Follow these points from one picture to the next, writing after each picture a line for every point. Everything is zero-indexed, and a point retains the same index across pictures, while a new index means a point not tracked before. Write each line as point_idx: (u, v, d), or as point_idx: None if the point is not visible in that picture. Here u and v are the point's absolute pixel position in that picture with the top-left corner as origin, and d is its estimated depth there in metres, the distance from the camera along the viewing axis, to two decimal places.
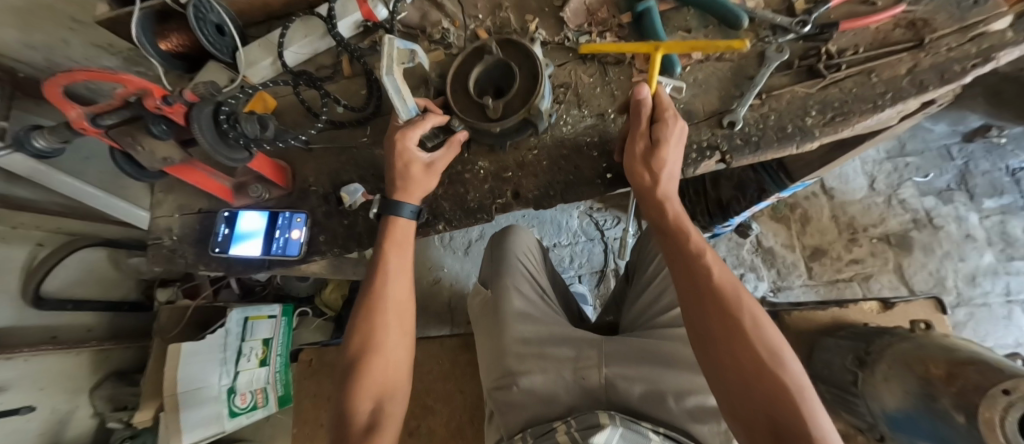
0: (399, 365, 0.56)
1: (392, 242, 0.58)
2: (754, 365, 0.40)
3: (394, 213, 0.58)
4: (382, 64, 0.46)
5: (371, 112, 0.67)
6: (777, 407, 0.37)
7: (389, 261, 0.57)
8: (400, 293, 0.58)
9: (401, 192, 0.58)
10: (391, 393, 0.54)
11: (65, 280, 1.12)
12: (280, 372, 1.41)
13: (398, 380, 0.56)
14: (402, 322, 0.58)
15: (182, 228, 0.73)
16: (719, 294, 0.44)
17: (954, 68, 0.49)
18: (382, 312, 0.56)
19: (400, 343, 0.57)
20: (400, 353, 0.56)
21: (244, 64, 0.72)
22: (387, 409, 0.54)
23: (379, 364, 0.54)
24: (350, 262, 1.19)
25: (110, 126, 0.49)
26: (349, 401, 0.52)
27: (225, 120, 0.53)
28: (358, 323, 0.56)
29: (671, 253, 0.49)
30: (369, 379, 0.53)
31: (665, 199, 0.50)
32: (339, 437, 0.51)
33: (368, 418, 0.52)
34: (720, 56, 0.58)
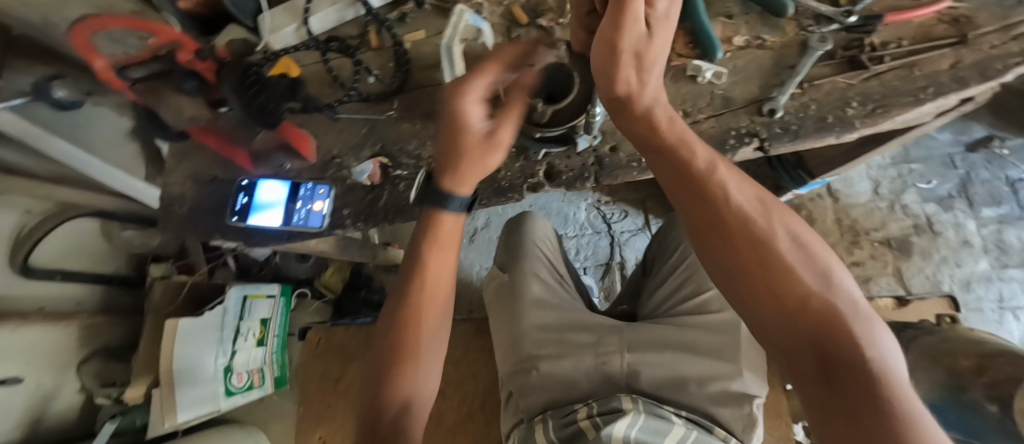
0: (430, 371, 0.51)
1: (433, 243, 0.51)
2: (791, 289, 0.32)
3: (439, 206, 0.51)
4: (445, 33, 0.53)
5: (399, 86, 0.66)
6: (822, 331, 0.30)
7: (430, 263, 0.51)
8: (438, 299, 0.52)
9: (452, 180, 0.49)
10: (415, 405, 0.49)
11: (56, 251, 1.06)
12: (278, 353, 1.34)
13: (422, 389, 0.50)
14: (444, 317, 0.53)
15: (195, 197, 0.70)
16: (739, 214, 0.36)
17: (997, 66, 0.49)
18: (428, 300, 0.51)
19: (432, 350, 0.51)
20: (429, 360, 0.51)
21: (268, 29, 0.69)
22: (416, 409, 0.49)
23: (411, 373, 0.49)
24: (357, 243, 1.17)
25: (137, 79, 0.47)
26: (371, 411, 0.47)
27: (256, 81, 0.52)
28: (398, 310, 0.51)
29: (669, 174, 0.40)
30: (398, 384, 0.48)
31: (655, 119, 0.42)
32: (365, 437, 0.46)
33: (391, 425, 0.46)
34: (762, 44, 0.57)
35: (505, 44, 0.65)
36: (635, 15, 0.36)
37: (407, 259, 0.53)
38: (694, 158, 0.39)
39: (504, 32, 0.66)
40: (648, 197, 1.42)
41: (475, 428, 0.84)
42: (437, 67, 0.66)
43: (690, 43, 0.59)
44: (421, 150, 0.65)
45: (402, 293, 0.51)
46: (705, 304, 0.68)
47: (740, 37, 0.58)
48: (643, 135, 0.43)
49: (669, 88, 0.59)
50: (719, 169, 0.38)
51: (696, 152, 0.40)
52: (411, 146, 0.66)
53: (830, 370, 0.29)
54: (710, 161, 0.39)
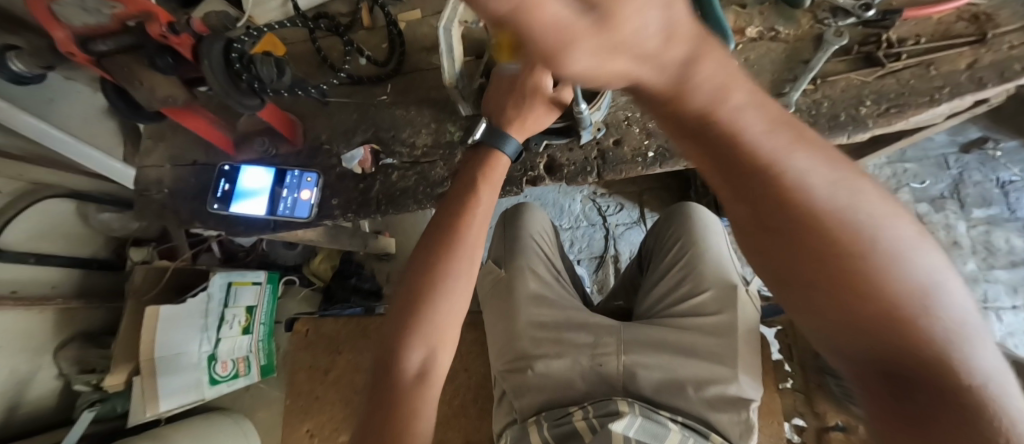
0: (461, 309, 0.48)
1: (484, 180, 0.51)
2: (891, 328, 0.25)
3: (498, 147, 0.53)
4: (444, 15, 0.49)
5: (392, 69, 0.63)
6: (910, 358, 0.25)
7: (480, 200, 0.51)
8: (479, 233, 0.51)
9: (508, 122, 0.53)
10: (445, 337, 0.46)
11: (29, 233, 1.01)
12: (264, 341, 1.31)
13: (450, 326, 0.47)
14: (475, 260, 0.50)
15: (174, 181, 0.66)
16: (837, 229, 0.24)
17: (1016, 67, 0.47)
18: (461, 244, 0.49)
19: (468, 286, 0.49)
20: (463, 297, 0.48)
21: (251, 4, 0.65)
22: (439, 361, 0.46)
23: (442, 311, 0.46)
24: (346, 232, 1.13)
25: (103, 54, 0.43)
26: (399, 347, 0.45)
27: (237, 60, 0.47)
28: (432, 246, 0.49)
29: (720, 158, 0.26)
30: (430, 320, 0.46)
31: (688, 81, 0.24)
32: (385, 383, 0.44)
33: (419, 363, 0.45)
34: (775, 36, 0.55)
35: None
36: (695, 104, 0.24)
37: (452, 197, 0.52)
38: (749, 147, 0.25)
39: None
40: (645, 190, 1.40)
41: (467, 422, 0.83)
42: (436, 51, 0.63)
43: None
44: (415, 138, 0.62)
45: (443, 222, 0.51)
46: (701, 306, 0.68)
47: (753, 29, 0.56)
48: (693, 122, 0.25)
49: None
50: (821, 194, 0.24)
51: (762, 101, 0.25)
52: (405, 135, 0.62)
53: (909, 392, 0.25)
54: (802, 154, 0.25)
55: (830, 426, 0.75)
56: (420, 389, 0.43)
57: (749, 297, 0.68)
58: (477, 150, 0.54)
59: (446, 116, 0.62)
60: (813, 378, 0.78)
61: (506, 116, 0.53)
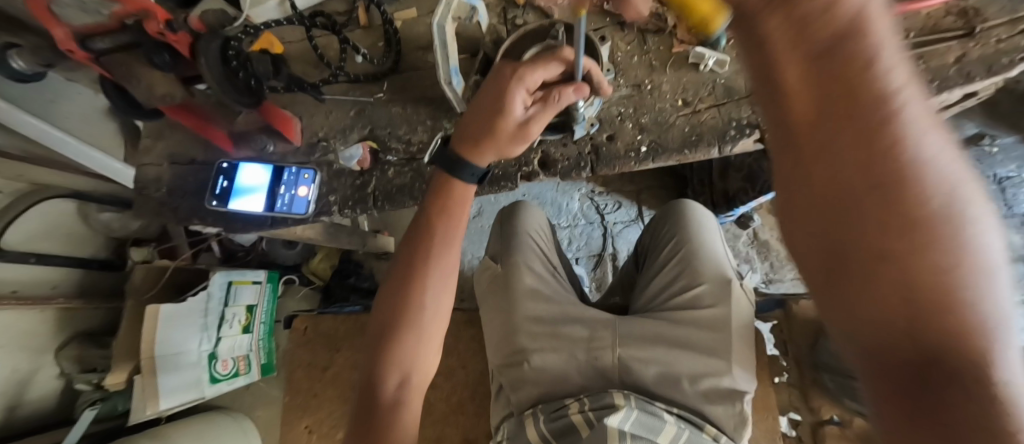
0: (434, 336, 0.51)
1: (441, 211, 0.51)
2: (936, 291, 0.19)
3: (459, 178, 0.52)
4: (439, 11, 0.49)
5: (389, 67, 0.63)
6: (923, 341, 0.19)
7: (438, 232, 0.51)
8: (445, 256, 0.51)
9: (469, 149, 0.50)
10: (419, 364, 0.50)
11: (29, 233, 1.02)
12: (264, 340, 1.31)
13: (423, 350, 0.50)
14: (445, 283, 0.51)
15: (173, 179, 0.67)
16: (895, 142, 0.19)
17: (1003, 61, 0.48)
18: (427, 271, 0.50)
19: (441, 316, 0.51)
20: (436, 325, 0.51)
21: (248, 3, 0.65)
22: (413, 382, 0.49)
23: (413, 341, 0.49)
24: (345, 231, 1.14)
25: (102, 52, 0.44)
26: (376, 374, 0.48)
27: (234, 57, 0.48)
28: (400, 274, 0.51)
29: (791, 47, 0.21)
30: (402, 351, 0.49)
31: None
32: (366, 406, 0.48)
33: (395, 389, 0.48)
34: None
35: (500, 25, 0.62)
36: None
37: (416, 225, 0.53)
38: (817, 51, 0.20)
39: (499, 12, 0.63)
40: (643, 188, 1.41)
41: (465, 418, 0.84)
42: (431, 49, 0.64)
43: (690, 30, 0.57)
44: (411, 134, 0.63)
45: (408, 251, 0.52)
46: (697, 299, 0.68)
47: None
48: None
49: (669, 76, 0.57)
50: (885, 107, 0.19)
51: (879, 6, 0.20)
52: (402, 132, 0.63)
53: (917, 367, 0.19)
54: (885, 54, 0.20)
55: (825, 421, 0.77)
56: (396, 413, 0.48)
57: (744, 291, 0.69)
58: (436, 175, 0.54)
59: (442, 113, 0.62)
60: (808, 373, 0.78)
61: (468, 142, 0.50)
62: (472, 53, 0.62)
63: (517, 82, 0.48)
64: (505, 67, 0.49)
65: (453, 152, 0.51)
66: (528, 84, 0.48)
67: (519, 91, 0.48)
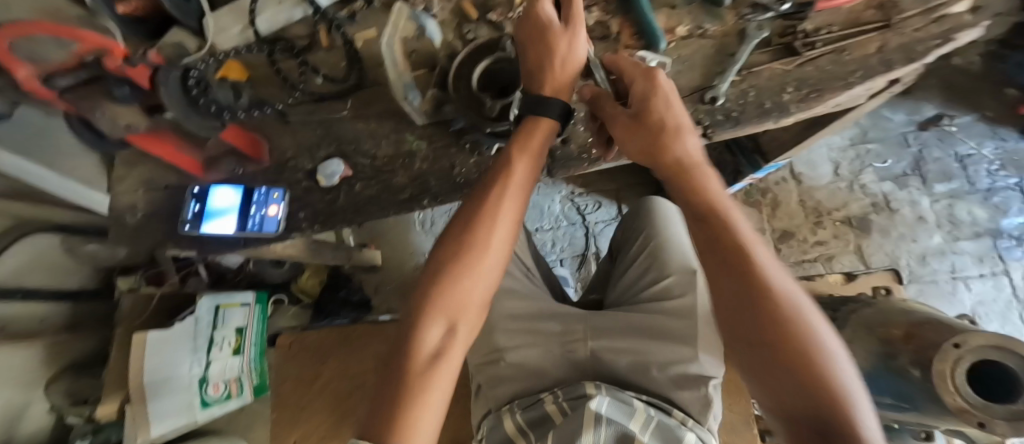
0: (488, 289, 0.43)
1: (522, 148, 0.46)
2: (809, 370, 0.32)
3: (539, 113, 0.48)
4: (384, 33, 0.52)
5: (353, 84, 0.66)
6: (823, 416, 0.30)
7: (515, 169, 0.46)
8: (516, 199, 0.45)
9: (548, 85, 0.49)
10: (468, 315, 0.41)
11: (13, 267, 1.01)
12: (257, 362, 1.29)
13: (478, 301, 0.42)
14: (512, 225, 0.45)
15: (147, 207, 0.69)
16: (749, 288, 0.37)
17: (918, 49, 0.51)
18: (500, 208, 0.44)
19: (499, 264, 0.44)
20: (491, 274, 0.43)
21: (211, 31, 0.63)
22: (458, 336, 0.40)
23: (468, 288, 0.41)
24: (329, 246, 1.16)
25: (66, 87, 0.46)
26: (414, 323, 0.40)
27: (195, 86, 0.51)
28: (464, 210, 0.45)
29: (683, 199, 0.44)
30: (453, 296, 0.41)
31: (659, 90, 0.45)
32: (397, 359, 0.38)
33: (438, 341, 0.39)
34: (703, 33, 0.59)
35: (456, 40, 0.64)
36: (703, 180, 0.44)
37: (491, 167, 0.48)
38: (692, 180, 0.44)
39: (455, 27, 0.65)
40: (621, 187, 1.44)
41: (450, 424, 0.86)
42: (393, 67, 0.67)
43: (635, 35, 0.60)
44: (377, 149, 0.65)
45: (477, 190, 0.46)
46: (665, 290, 0.71)
47: (683, 27, 0.59)
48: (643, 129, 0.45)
49: None
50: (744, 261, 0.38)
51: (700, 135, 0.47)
52: (368, 147, 0.65)
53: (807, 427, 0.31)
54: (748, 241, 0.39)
55: None
56: (433, 370, 0.37)
57: None
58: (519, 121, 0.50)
59: (405, 126, 0.65)
60: None
61: (535, 82, 0.49)
62: (430, 67, 0.63)
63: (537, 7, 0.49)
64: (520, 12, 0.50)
65: (533, 95, 0.49)
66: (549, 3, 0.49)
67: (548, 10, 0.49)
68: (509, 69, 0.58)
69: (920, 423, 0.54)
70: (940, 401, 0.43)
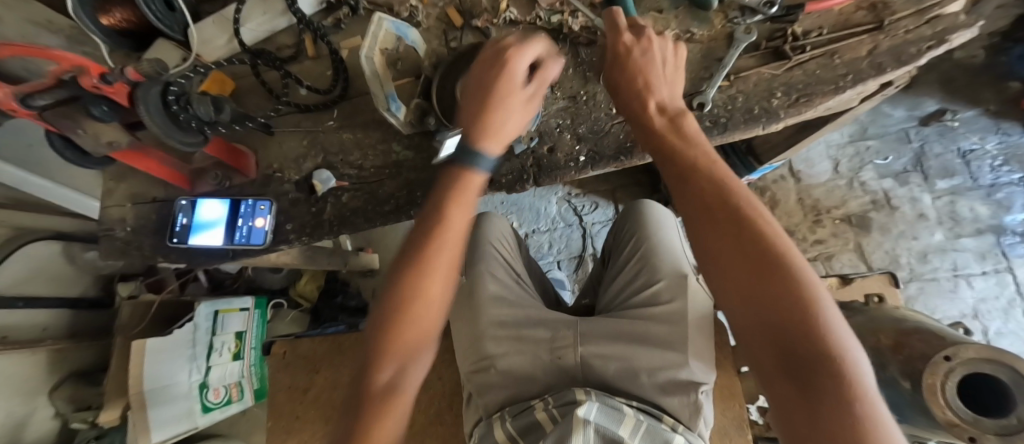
0: (435, 329, 0.44)
1: (456, 198, 0.43)
2: (779, 289, 0.30)
3: (470, 165, 0.44)
4: (365, 44, 0.52)
5: (337, 95, 0.65)
6: (792, 335, 0.29)
7: (449, 221, 0.43)
8: (453, 248, 0.44)
9: (483, 135, 0.44)
10: (416, 360, 0.44)
11: (14, 277, 1.02)
12: (256, 366, 1.33)
13: (426, 345, 0.44)
14: (451, 272, 0.44)
15: (136, 220, 0.69)
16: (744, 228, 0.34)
17: (910, 50, 0.50)
18: (434, 260, 0.43)
19: (442, 307, 0.44)
20: (434, 319, 0.44)
21: (196, 42, 0.67)
22: (410, 376, 0.43)
23: (413, 333, 0.43)
24: (324, 252, 1.16)
25: (43, 107, 0.45)
26: (369, 365, 0.42)
27: (175, 101, 0.50)
28: (403, 256, 0.44)
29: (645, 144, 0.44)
30: (400, 342, 0.42)
31: (625, 48, 0.46)
32: (356, 396, 0.42)
33: (389, 381, 0.42)
34: (691, 38, 0.58)
35: (440, 48, 0.64)
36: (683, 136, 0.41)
37: (424, 208, 0.45)
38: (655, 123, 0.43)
39: (440, 34, 0.65)
40: (617, 187, 1.43)
41: (444, 430, 0.86)
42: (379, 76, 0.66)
43: None
44: (364, 160, 0.64)
45: (414, 235, 0.44)
46: (655, 295, 0.70)
47: (670, 32, 0.58)
48: (613, 83, 0.47)
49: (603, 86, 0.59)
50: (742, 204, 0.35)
51: (671, 80, 0.46)
52: (354, 157, 0.65)
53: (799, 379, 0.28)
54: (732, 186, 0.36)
55: None
56: (387, 412, 0.41)
57: (700, 284, 0.71)
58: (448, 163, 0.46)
59: (391, 136, 0.64)
60: None
61: (472, 127, 0.44)
62: (415, 76, 0.64)
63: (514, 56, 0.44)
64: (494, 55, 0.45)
65: (467, 140, 0.44)
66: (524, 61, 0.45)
67: (520, 63, 0.44)
68: None
69: (912, 432, 0.53)
70: (929, 412, 0.43)
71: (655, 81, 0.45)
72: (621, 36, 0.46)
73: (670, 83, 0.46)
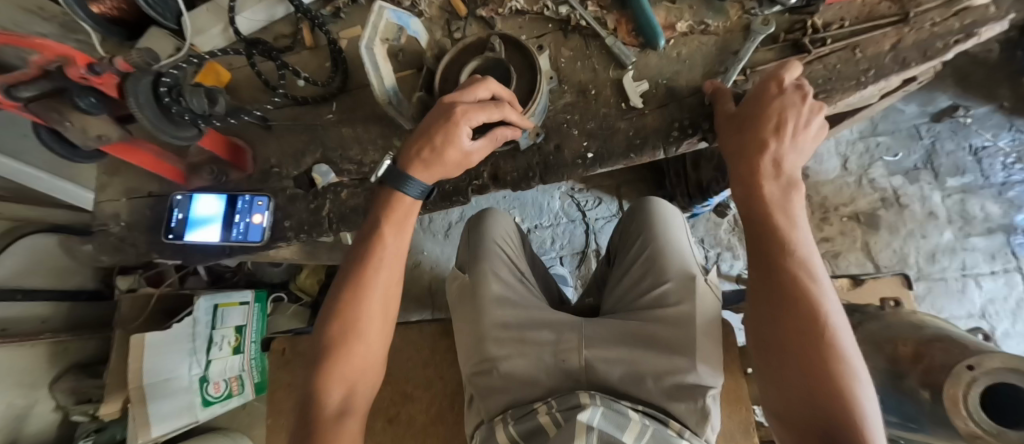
0: (379, 348, 0.50)
1: (390, 224, 0.50)
2: (823, 366, 0.36)
3: (399, 188, 0.51)
4: (365, 34, 0.49)
5: (335, 88, 0.63)
6: (821, 414, 0.35)
7: (385, 242, 0.50)
8: (393, 268, 0.51)
9: (415, 168, 0.50)
10: (365, 375, 0.49)
11: (12, 269, 1.00)
12: (256, 359, 1.32)
13: (374, 362, 0.50)
14: (390, 288, 0.51)
15: (131, 215, 0.67)
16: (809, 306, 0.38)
17: (937, 45, 0.48)
18: (373, 280, 0.49)
19: (382, 327, 0.50)
20: (380, 336, 0.50)
21: (191, 32, 0.65)
22: (361, 393, 0.48)
23: (359, 354, 0.48)
24: (324, 246, 1.14)
25: (29, 99, 0.43)
26: (316, 391, 0.46)
27: (167, 93, 0.48)
28: (347, 277, 0.50)
29: (743, 200, 0.46)
30: (347, 364, 0.47)
31: (768, 100, 0.44)
32: (304, 423, 0.46)
33: (341, 403, 0.46)
34: (705, 29, 0.55)
35: (444, 38, 0.62)
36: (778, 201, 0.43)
37: (360, 237, 0.52)
38: (764, 186, 0.44)
39: (443, 24, 0.63)
40: (621, 182, 1.41)
41: (445, 429, 0.86)
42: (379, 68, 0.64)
43: (632, 32, 0.57)
44: (363, 156, 0.63)
45: (356, 259, 0.50)
46: (662, 297, 0.68)
47: (683, 23, 0.56)
48: (733, 126, 0.47)
49: (612, 81, 0.57)
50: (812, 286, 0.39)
51: (802, 145, 0.44)
52: (354, 152, 0.63)
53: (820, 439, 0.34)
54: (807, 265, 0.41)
55: None
56: (341, 429, 0.45)
57: (710, 286, 0.69)
58: (382, 189, 0.53)
59: (392, 132, 0.62)
60: None
61: (410, 158, 0.50)
62: (416, 68, 0.61)
63: (467, 115, 0.46)
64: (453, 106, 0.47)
65: (399, 167, 0.51)
66: (474, 124, 0.47)
67: (467, 126, 0.47)
68: (496, 72, 0.54)
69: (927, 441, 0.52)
70: (949, 424, 0.41)
71: (783, 138, 0.43)
72: (773, 82, 0.45)
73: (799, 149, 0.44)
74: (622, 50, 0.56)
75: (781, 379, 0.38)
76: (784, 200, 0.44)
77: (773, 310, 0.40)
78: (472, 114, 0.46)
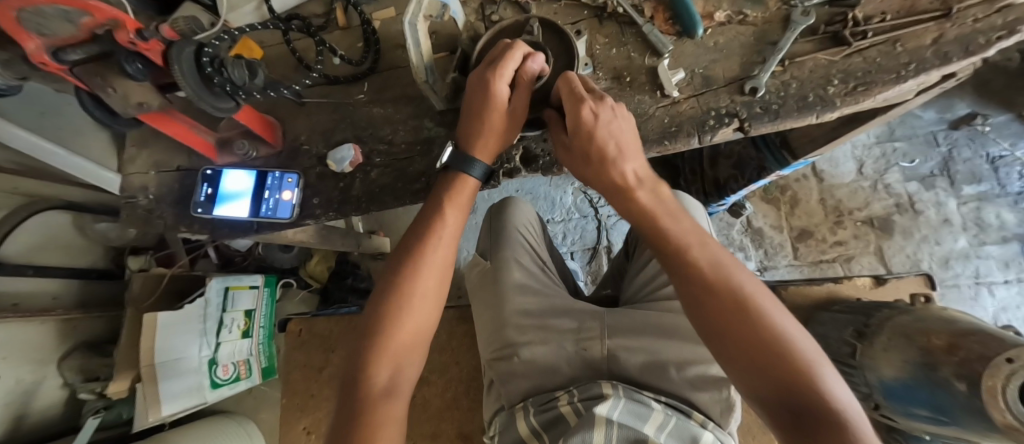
0: (429, 325, 0.49)
1: (452, 203, 0.51)
2: (754, 332, 0.37)
3: (464, 170, 0.52)
4: (410, 10, 0.50)
5: (368, 68, 0.63)
6: (784, 375, 0.35)
7: (446, 222, 0.50)
8: (448, 247, 0.50)
9: (474, 147, 0.52)
10: (412, 356, 0.47)
11: (27, 243, 1.01)
12: (264, 344, 1.31)
13: (421, 342, 0.48)
14: (445, 270, 0.50)
15: (159, 188, 0.68)
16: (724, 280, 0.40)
17: (979, 41, 0.47)
18: (429, 257, 0.49)
19: (433, 306, 0.49)
20: (430, 313, 0.49)
21: (225, 8, 0.65)
22: (405, 373, 0.46)
23: (406, 330, 0.47)
24: (338, 232, 1.13)
25: (75, 63, 0.44)
26: (367, 366, 0.45)
27: (209, 63, 0.48)
28: (403, 254, 0.50)
29: (620, 209, 0.47)
30: (398, 340, 0.46)
31: (585, 124, 0.45)
32: (352, 398, 0.44)
33: (388, 380, 0.45)
34: (743, 20, 0.55)
35: (478, 22, 0.62)
36: (654, 196, 0.46)
37: (419, 218, 0.51)
38: (635, 190, 0.46)
39: (477, 8, 0.63)
40: None
41: None
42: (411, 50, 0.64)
43: (668, 20, 0.57)
44: (394, 135, 0.63)
45: (411, 239, 0.50)
46: None
47: (721, 13, 0.56)
48: (579, 160, 0.48)
49: (647, 68, 0.57)
50: (714, 261, 0.41)
51: (638, 146, 0.48)
52: (384, 132, 0.63)
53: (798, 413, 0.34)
54: (700, 247, 0.43)
55: None
56: (387, 409, 0.43)
57: None
58: (445, 174, 0.54)
59: (423, 113, 0.62)
60: None
61: (467, 139, 0.52)
62: (451, 50, 0.61)
63: (497, 72, 0.48)
64: (485, 70, 0.50)
65: (460, 151, 0.52)
66: (507, 80, 0.49)
67: (501, 83, 0.48)
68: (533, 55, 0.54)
69: (957, 437, 0.52)
70: (988, 416, 0.41)
71: (624, 144, 0.47)
72: (581, 106, 0.46)
73: (637, 149, 0.48)
74: (659, 37, 0.56)
75: (728, 361, 0.38)
76: (658, 196, 0.47)
77: (692, 301, 0.40)
78: (502, 68, 0.48)
